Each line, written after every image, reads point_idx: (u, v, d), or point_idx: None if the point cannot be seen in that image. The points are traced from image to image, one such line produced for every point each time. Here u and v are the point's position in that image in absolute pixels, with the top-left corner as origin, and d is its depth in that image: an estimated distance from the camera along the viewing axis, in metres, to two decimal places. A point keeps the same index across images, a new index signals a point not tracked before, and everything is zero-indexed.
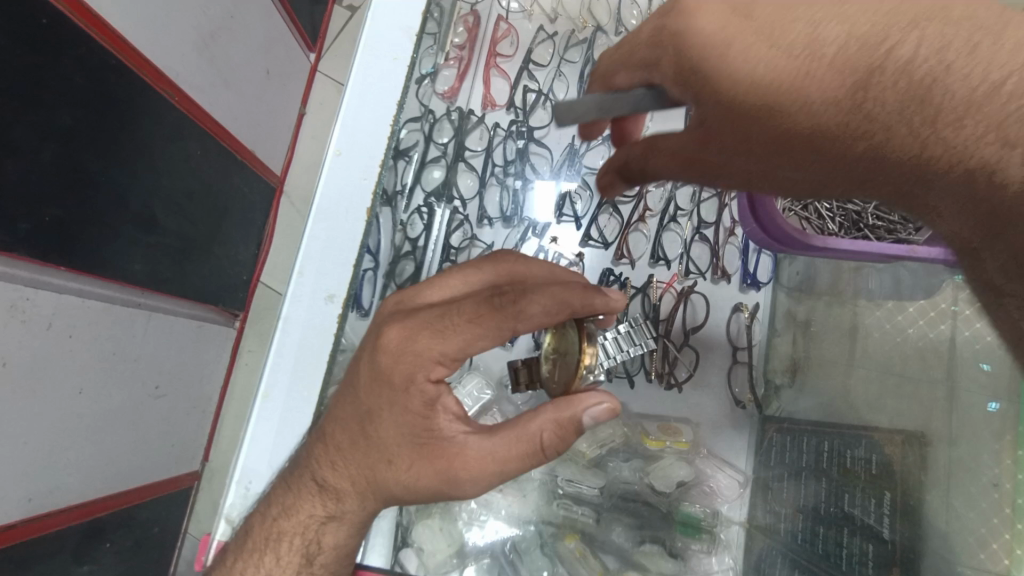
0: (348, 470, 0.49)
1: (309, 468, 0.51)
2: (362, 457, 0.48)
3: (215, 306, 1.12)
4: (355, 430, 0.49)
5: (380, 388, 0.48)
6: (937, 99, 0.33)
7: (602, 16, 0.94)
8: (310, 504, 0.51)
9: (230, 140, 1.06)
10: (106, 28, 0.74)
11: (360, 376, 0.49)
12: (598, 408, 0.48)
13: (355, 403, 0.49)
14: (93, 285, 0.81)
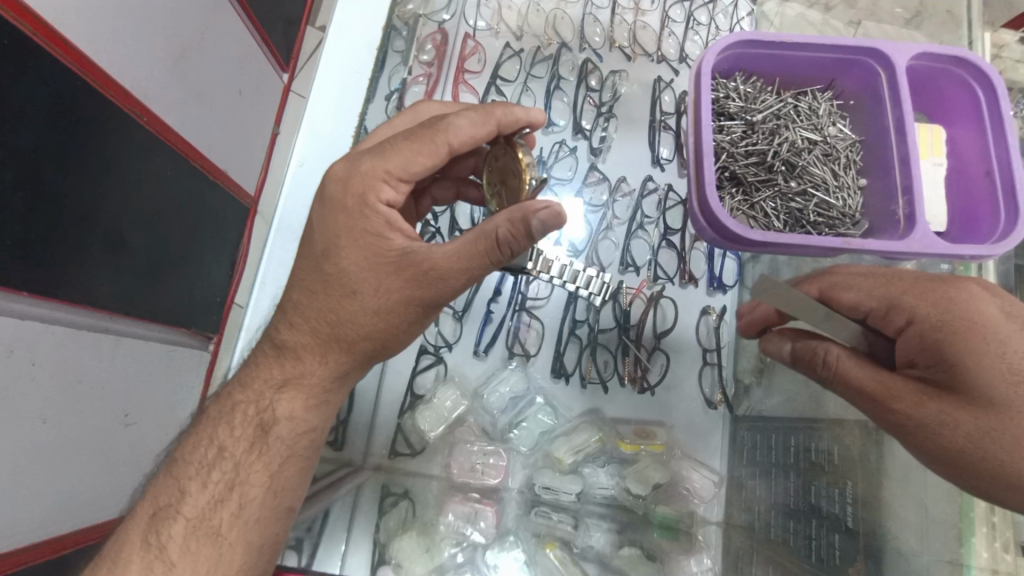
0: (305, 310, 0.51)
1: (279, 321, 0.53)
2: (320, 290, 0.50)
3: (186, 329, 1.09)
4: (313, 268, 0.51)
5: (336, 215, 0.51)
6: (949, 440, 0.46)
7: (566, 33, 0.95)
8: (280, 356, 0.52)
9: (204, 162, 1.06)
10: (69, 46, 0.73)
11: (316, 220, 0.52)
12: (548, 208, 0.45)
13: (311, 249, 0.51)
14: (56, 309, 0.79)
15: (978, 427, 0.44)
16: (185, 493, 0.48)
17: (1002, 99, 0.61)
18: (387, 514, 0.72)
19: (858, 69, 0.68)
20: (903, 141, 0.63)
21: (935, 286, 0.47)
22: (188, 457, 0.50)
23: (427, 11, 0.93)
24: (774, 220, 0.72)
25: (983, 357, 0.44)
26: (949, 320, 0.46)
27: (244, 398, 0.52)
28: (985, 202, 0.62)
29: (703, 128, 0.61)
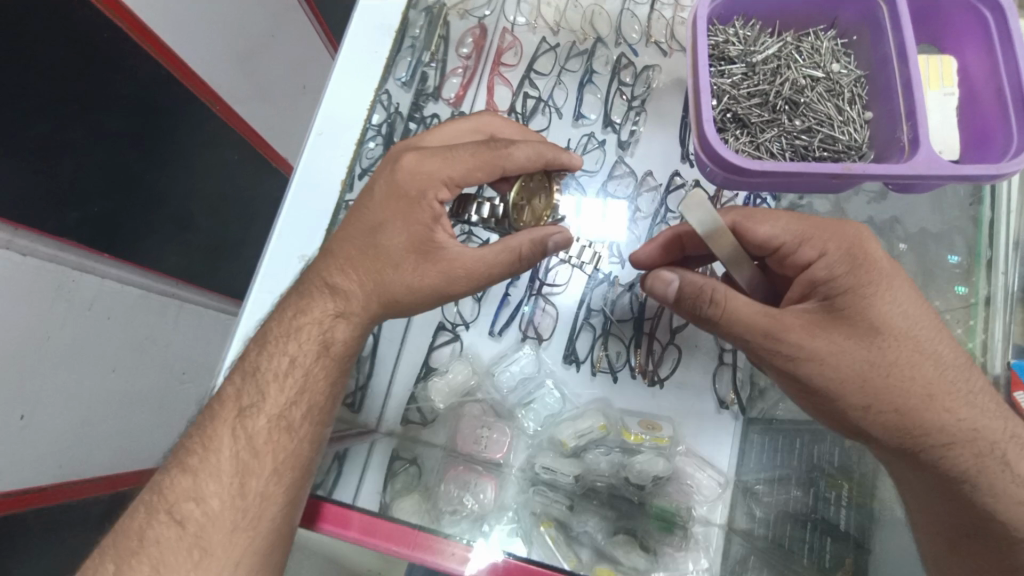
0: (356, 268, 0.55)
1: (326, 271, 0.57)
2: (370, 254, 0.54)
3: (229, 296, 1.25)
4: (365, 233, 0.55)
5: (398, 191, 0.55)
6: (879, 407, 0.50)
7: (602, 28, 0.96)
8: (325, 301, 0.56)
9: (265, 149, 1.26)
10: (159, 42, 0.94)
11: (378, 185, 0.56)
12: (563, 234, 0.56)
13: (367, 215, 0.55)
14: (120, 268, 1.00)
15: (854, 357, 0.50)
16: (263, 395, 0.54)
17: (1010, 14, 0.60)
18: (395, 476, 0.76)
19: (856, 4, 0.68)
20: (906, 66, 0.61)
21: (830, 226, 0.52)
22: (254, 369, 0.56)
23: (469, 6, 0.97)
24: (781, 158, 0.70)
25: (876, 294, 0.49)
26: (855, 255, 0.50)
27: (299, 322, 0.56)
28: (998, 118, 0.60)
29: (699, 49, 0.62)
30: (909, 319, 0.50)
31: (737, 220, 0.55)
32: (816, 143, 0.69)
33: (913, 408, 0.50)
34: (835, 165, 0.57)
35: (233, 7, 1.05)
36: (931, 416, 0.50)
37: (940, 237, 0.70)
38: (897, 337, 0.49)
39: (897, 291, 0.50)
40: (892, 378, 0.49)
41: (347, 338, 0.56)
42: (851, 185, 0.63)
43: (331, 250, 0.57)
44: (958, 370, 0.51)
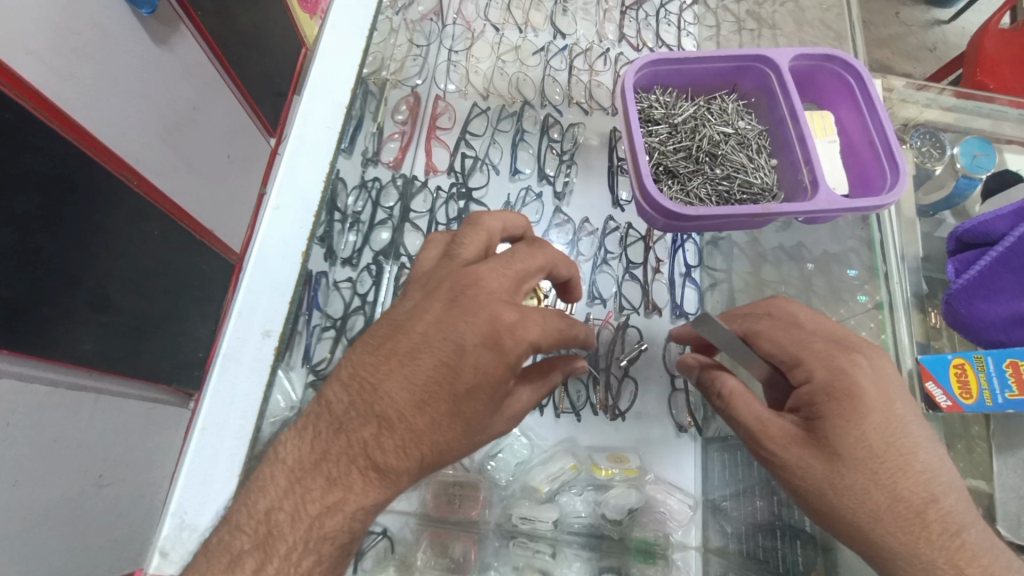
0: (425, 408, 0.47)
1: (390, 405, 0.47)
2: (447, 406, 0.47)
3: (169, 388, 1.17)
4: (438, 370, 0.47)
5: (489, 338, 0.48)
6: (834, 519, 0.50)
7: (529, 92, 1.05)
8: (379, 433, 0.47)
9: (192, 223, 1.18)
10: (72, 123, 0.87)
11: (460, 324, 0.48)
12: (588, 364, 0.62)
13: (452, 360, 0.47)
14: (33, 367, 0.88)
15: (827, 475, 0.49)
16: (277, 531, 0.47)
17: (866, 80, 0.73)
18: (366, 552, 0.74)
19: (752, 74, 0.79)
20: (798, 123, 0.73)
21: (834, 351, 0.52)
22: (286, 488, 0.47)
23: (402, 77, 1.02)
24: (709, 203, 0.79)
25: (850, 420, 0.49)
26: (839, 385, 0.50)
27: (349, 450, 0.47)
28: (873, 162, 0.73)
29: (630, 118, 0.70)
30: (891, 448, 0.48)
31: (756, 327, 0.58)
32: (735, 185, 0.79)
33: (877, 532, 0.48)
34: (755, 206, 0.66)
35: (149, 82, 1.03)
36: (888, 538, 0.47)
37: (841, 257, 0.81)
38: (870, 466, 0.48)
39: (875, 421, 0.49)
40: (852, 501, 0.48)
41: (391, 490, 0.48)
42: (767, 222, 0.72)
43: (396, 372, 0.48)
44: (941, 509, 0.47)
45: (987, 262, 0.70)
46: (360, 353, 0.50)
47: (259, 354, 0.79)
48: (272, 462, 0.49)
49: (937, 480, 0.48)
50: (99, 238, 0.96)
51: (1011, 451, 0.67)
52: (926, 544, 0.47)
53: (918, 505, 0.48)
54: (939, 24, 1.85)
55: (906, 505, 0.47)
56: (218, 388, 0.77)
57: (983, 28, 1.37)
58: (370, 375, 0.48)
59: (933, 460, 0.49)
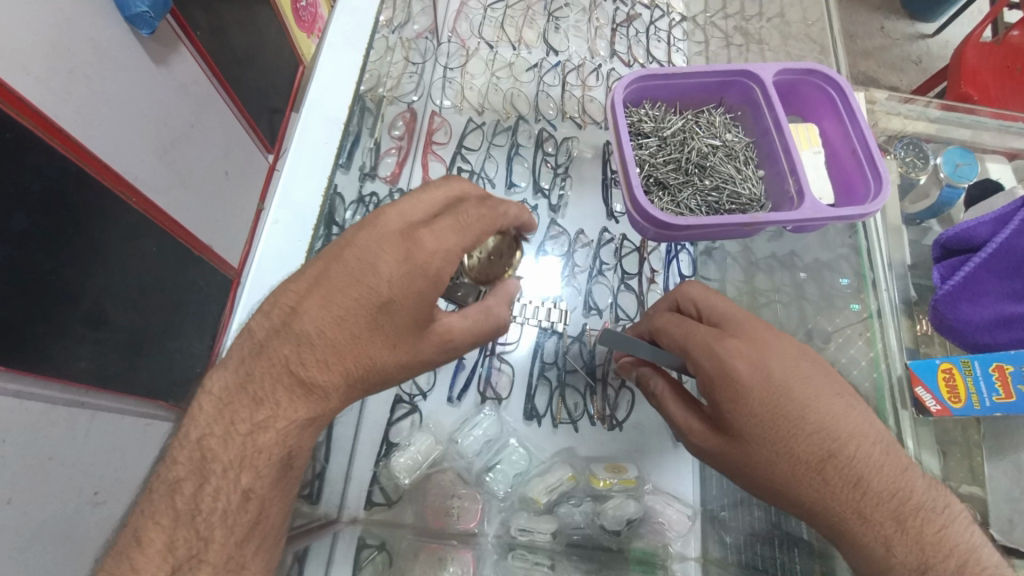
0: (336, 334, 0.51)
1: (325, 337, 0.51)
2: (370, 328, 0.51)
3: (164, 403, 1.16)
4: (368, 307, 0.51)
5: (407, 264, 0.50)
6: (765, 493, 0.54)
7: (522, 107, 1.07)
8: (302, 358, 0.50)
9: (189, 238, 1.19)
10: (72, 141, 0.88)
11: (382, 265, 0.51)
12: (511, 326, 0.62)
13: (372, 288, 0.50)
14: (33, 386, 0.87)
15: (741, 457, 0.54)
16: (205, 533, 0.48)
17: (848, 93, 0.75)
18: (363, 566, 0.72)
19: (737, 87, 0.81)
20: (782, 134, 0.76)
21: (708, 342, 0.56)
22: (215, 415, 0.50)
23: (398, 94, 1.04)
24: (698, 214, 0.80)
25: (734, 404, 0.53)
26: (721, 374, 0.54)
27: (270, 371, 0.50)
28: (856, 172, 0.75)
29: (619, 130, 0.71)
30: (778, 424, 0.51)
31: (659, 324, 0.62)
32: (723, 195, 0.81)
33: (795, 495, 0.51)
34: (744, 215, 0.67)
35: (147, 101, 1.04)
36: (810, 498, 0.51)
37: (833, 265, 0.82)
38: (772, 440, 0.51)
39: (755, 401, 0.52)
40: (770, 474, 0.52)
41: (321, 409, 0.52)
42: (757, 231, 0.74)
43: (320, 301, 0.51)
44: (847, 472, 0.50)
45: (973, 267, 0.71)
46: (294, 288, 0.53)
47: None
48: (201, 396, 0.51)
49: (830, 438, 0.50)
50: (96, 257, 0.97)
51: (1001, 456, 0.67)
52: (839, 500, 0.49)
53: (815, 466, 0.50)
54: (923, 37, 1.89)
55: (810, 466, 0.50)
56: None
57: (965, 42, 1.40)
58: (312, 310, 0.51)
59: (831, 418, 0.51)
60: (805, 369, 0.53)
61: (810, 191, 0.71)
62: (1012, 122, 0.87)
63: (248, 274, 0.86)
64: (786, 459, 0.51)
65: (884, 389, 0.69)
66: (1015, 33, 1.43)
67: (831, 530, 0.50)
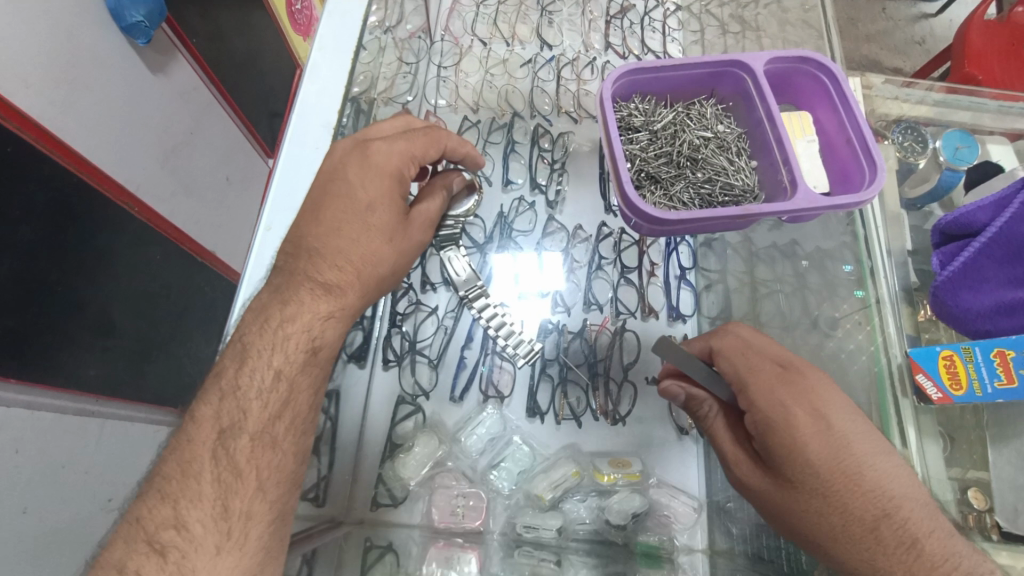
0: (333, 243, 0.58)
1: (326, 249, 0.58)
2: (358, 223, 0.59)
3: (173, 409, 1.17)
4: (350, 212, 0.59)
5: (367, 172, 0.60)
6: (802, 538, 0.53)
7: (518, 104, 1.07)
8: (319, 269, 0.58)
9: (190, 245, 1.20)
10: (73, 153, 0.89)
11: (352, 172, 0.60)
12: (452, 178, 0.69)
13: (351, 196, 0.59)
14: (43, 397, 0.88)
15: (782, 499, 0.53)
16: (244, 410, 0.51)
17: (841, 80, 0.74)
18: (373, 566, 0.73)
19: (729, 78, 0.80)
20: (775, 124, 0.75)
21: (773, 381, 0.55)
22: (244, 354, 0.53)
23: (392, 94, 1.03)
24: (692, 207, 0.80)
25: (792, 450, 0.52)
26: (778, 420, 0.53)
27: (294, 281, 0.57)
28: (851, 160, 0.74)
29: (609, 125, 0.70)
30: (835, 478, 0.50)
31: (717, 347, 0.61)
32: (717, 187, 0.81)
33: (828, 548, 0.51)
34: (736, 207, 0.66)
35: (147, 110, 1.05)
36: (851, 555, 0.50)
37: (834, 253, 0.82)
38: (822, 493, 0.51)
39: (817, 449, 0.51)
40: (810, 524, 0.52)
41: (340, 306, 0.57)
42: (749, 223, 0.72)
43: (314, 220, 0.59)
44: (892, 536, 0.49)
45: (972, 253, 0.70)
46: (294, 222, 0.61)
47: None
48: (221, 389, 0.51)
49: (883, 497, 0.50)
50: (101, 266, 0.99)
51: (1004, 442, 0.67)
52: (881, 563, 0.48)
53: (862, 528, 0.49)
54: (925, 19, 1.86)
55: (857, 522, 0.49)
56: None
57: (967, 22, 1.38)
58: (309, 229, 0.59)
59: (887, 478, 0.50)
60: (863, 423, 0.53)
61: (803, 180, 0.70)
62: (1013, 101, 0.86)
63: (242, 285, 0.85)
64: (830, 511, 0.50)
65: (884, 378, 0.69)
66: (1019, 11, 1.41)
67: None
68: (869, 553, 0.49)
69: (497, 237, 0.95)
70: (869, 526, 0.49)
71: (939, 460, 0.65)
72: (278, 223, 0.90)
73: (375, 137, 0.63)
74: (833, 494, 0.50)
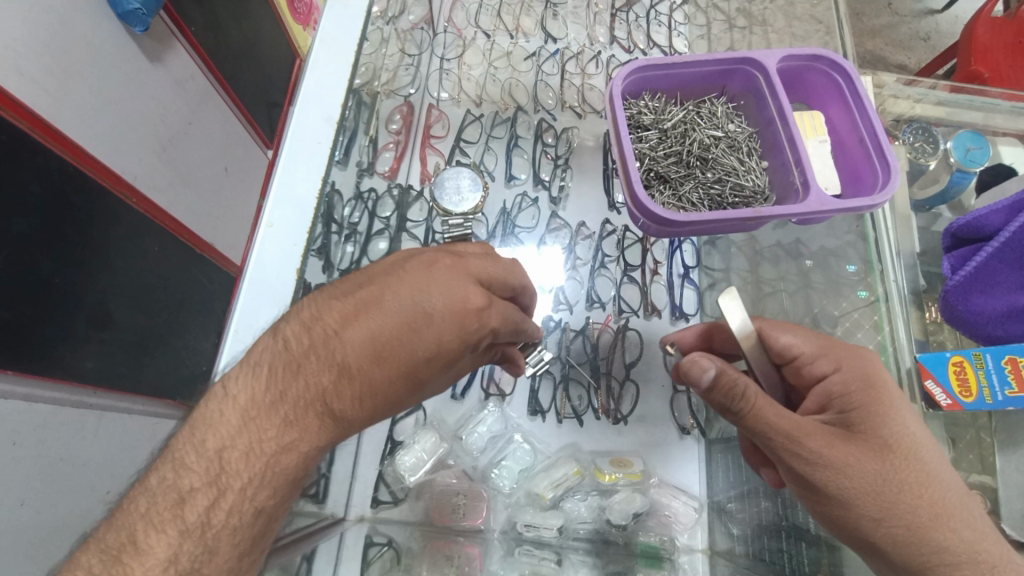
0: (365, 346, 0.44)
1: (355, 352, 0.44)
2: (399, 377, 0.46)
3: (172, 401, 1.17)
4: (401, 326, 0.46)
5: (451, 320, 0.47)
6: (888, 521, 0.48)
7: (521, 98, 1.05)
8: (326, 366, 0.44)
9: (190, 237, 1.18)
10: (68, 142, 0.88)
11: (437, 279, 0.47)
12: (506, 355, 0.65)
13: (416, 333, 0.46)
14: (40, 387, 0.88)
15: (876, 473, 0.48)
16: (216, 514, 0.41)
17: (854, 79, 0.73)
18: (372, 562, 0.73)
19: (739, 75, 0.79)
20: (787, 124, 0.74)
21: (848, 348, 0.57)
22: (239, 428, 0.42)
23: (394, 86, 1.02)
24: (701, 207, 0.79)
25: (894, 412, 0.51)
26: (876, 378, 0.53)
27: (303, 397, 0.44)
28: (864, 160, 0.73)
29: (620, 124, 0.69)
30: (928, 442, 0.50)
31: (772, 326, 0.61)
32: (726, 188, 0.80)
33: (920, 527, 0.47)
34: (746, 209, 0.66)
35: (144, 99, 1.03)
36: (945, 537, 0.47)
37: (839, 252, 0.79)
38: (920, 458, 0.49)
39: (911, 411, 0.51)
40: (907, 496, 0.48)
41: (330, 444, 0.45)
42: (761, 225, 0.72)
43: (363, 333, 0.45)
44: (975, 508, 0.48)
45: (984, 259, 0.69)
46: (334, 311, 0.46)
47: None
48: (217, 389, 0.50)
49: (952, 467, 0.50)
50: (100, 258, 0.97)
51: (1013, 448, 0.67)
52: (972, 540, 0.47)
53: (954, 500, 0.48)
54: (932, 14, 1.84)
55: (950, 498, 0.48)
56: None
57: (975, 17, 1.36)
58: (349, 353, 0.44)
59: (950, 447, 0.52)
60: None
61: (816, 182, 0.69)
62: None
63: None
64: (926, 485, 0.48)
65: (891, 382, 0.67)
66: None
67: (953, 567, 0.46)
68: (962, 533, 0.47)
69: (500, 233, 0.93)
70: (963, 500, 0.49)
71: None
72: None
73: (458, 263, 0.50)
74: (932, 462, 0.49)
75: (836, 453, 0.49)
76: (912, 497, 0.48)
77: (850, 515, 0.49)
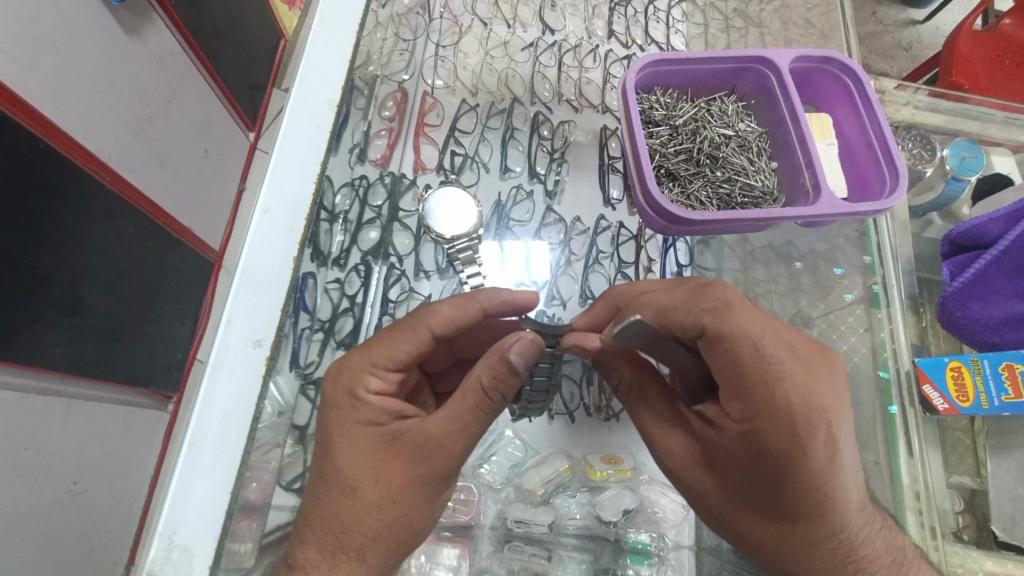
0: (419, 492, 0.55)
1: (413, 498, 0.55)
2: (404, 502, 0.54)
3: (145, 389, 1.13)
4: (369, 484, 0.54)
5: (410, 454, 0.54)
6: (727, 522, 0.55)
7: (518, 89, 1.03)
8: (399, 515, 0.55)
9: (166, 219, 1.14)
10: (38, 117, 0.83)
11: (452, 445, 0.54)
12: (519, 344, 0.52)
13: (393, 477, 0.54)
14: (2, 375, 0.83)
15: (727, 490, 0.54)
16: None
17: (865, 84, 0.74)
18: None
19: (752, 75, 0.80)
20: (799, 126, 0.75)
21: (773, 387, 0.47)
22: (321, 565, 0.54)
23: (388, 72, 0.97)
24: (709, 206, 0.80)
25: (770, 465, 0.49)
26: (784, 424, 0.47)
27: (342, 554, 0.53)
28: (871, 165, 0.74)
29: (633, 119, 0.71)
30: (786, 494, 0.49)
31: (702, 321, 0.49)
32: (736, 189, 0.80)
33: (745, 530, 0.54)
34: (759, 210, 0.67)
35: (121, 72, 0.98)
36: (771, 547, 0.53)
37: (828, 255, 0.81)
38: (770, 497, 0.51)
39: (795, 471, 0.48)
40: (750, 510, 0.53)
41: (385, 554, 0.55)
42: (768, 225, 0.74)
43: (349, 498, 0.54)
44: (826, 536, 0.51)
45: (983, 266, 0.73)
46: (319, 489, 0.55)
47: (246, 362, 0.80)
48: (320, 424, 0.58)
49: (793, 518, 0.51)
50: (71, 240, 0.92)
51: (1005, 453, 0.71)
52: (783, 562, 0.52)
53: (809, 528, 0.51)
54: (914, 24, 1.87)
55: (799, 522, 0.51)
56: (206, 400, 0.77)
57: (958, 29, 1.38)
58: (352, 513, 0.53)
59: (833, 499, 0.49)
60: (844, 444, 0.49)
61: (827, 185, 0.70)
62: (1016, 114, 0.88)
63: (235, 269, 0.84)
64: (774, 509, 0.51)
65: (892, 386, 0.70)
66: (1006, 22, 1.43)
67: (759, 565, 0.55)
68: (785, 545, 0.52)
69: (494, 226, 0.91)
70: (811, 529, 0.51)
71: (936, 466, 0.68)
72: (275, 205, 0.87)
73: (381, 406, 0.57)
74: (794, 502, 0.50)
75: (689, 457, 0.56)
76: (751, 511, 0.53)
77: (683, 495, 0.58)
